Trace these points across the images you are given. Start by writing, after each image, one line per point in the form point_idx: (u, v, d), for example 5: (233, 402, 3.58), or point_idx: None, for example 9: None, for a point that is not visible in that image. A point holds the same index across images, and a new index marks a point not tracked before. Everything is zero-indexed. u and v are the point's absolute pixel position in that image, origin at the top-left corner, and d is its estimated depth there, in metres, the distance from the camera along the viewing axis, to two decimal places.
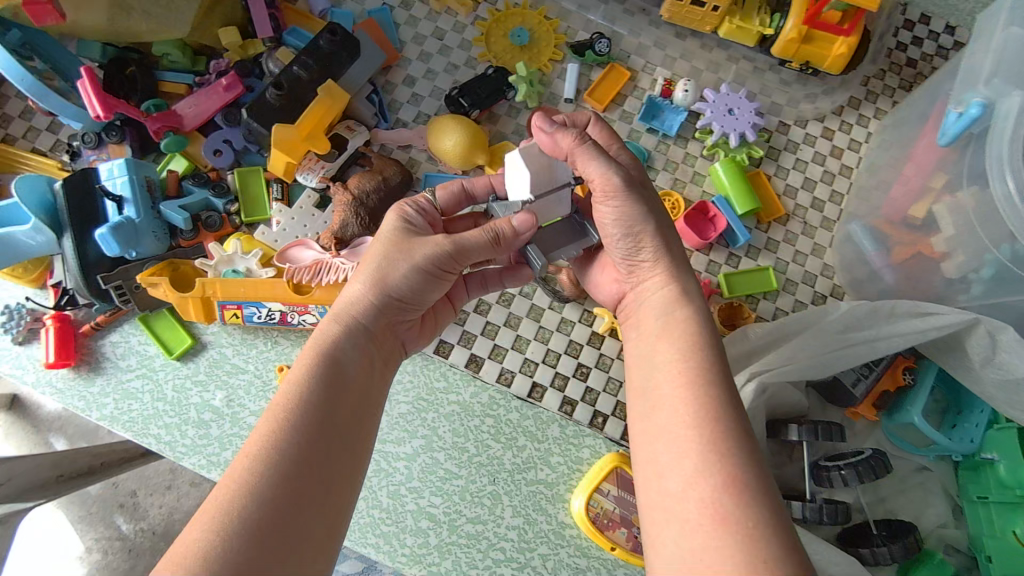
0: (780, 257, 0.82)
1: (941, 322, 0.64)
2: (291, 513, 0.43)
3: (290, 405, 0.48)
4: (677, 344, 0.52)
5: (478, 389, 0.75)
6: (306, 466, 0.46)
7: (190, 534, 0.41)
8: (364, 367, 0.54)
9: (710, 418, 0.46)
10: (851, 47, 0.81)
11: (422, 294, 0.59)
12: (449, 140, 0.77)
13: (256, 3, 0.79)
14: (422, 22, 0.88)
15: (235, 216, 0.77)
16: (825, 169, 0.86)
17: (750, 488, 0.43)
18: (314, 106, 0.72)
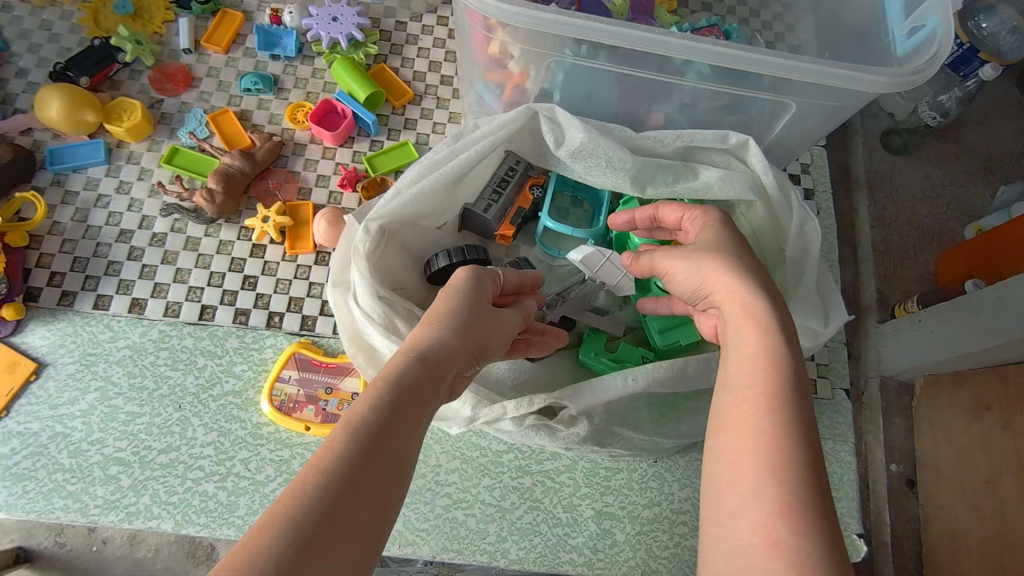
0: (420, 131, 0.88)
1: (501, 121, 0.73)
2: (338, 525, 0.38)
3: (361, 415, 0.44)
4: (753, 362, 0.49)
5: (146, 328, 0.75)
6: (352, 504, 0.40)
7: (247, 547, 0.35)
8: (429, 390, 0.50)
9: (778, 411, 0.45)
10: None
11: (482, 346, 0.56)
12: (53, 107, 0.78)
13: None
14: (25, 18, 0.89)
15: None
16: (447, 50, 0.94)
17: (808, 518, 0.39)
18: None
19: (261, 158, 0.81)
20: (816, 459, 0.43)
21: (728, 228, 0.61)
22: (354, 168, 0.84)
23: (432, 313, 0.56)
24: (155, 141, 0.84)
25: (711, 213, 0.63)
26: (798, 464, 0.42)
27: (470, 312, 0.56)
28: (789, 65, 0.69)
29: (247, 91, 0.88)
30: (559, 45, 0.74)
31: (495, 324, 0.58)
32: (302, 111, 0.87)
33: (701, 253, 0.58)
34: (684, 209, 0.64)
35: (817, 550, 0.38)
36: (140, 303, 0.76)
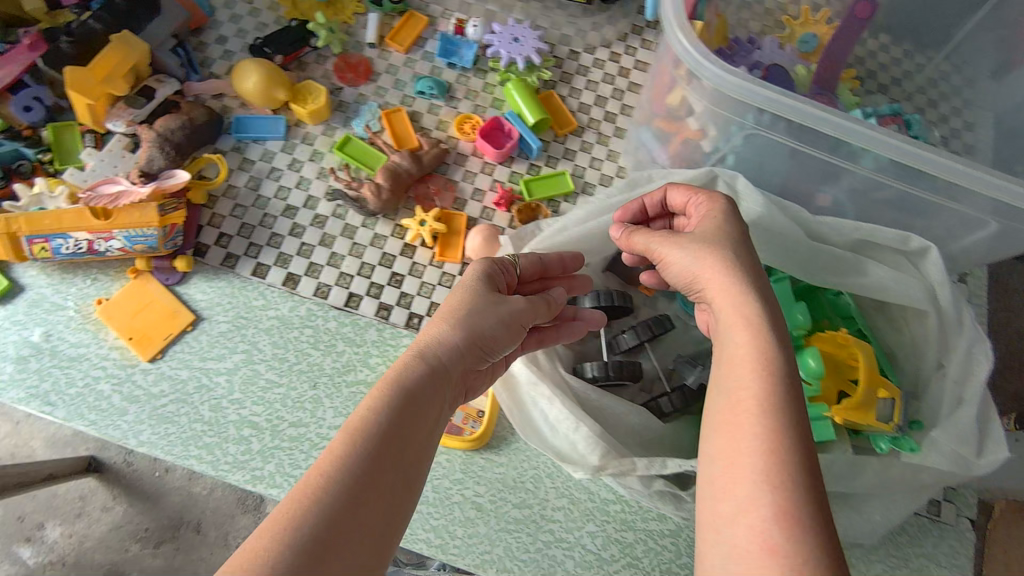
0: (577, 164, 0.89)
1: (684, 178, 0.73)
2: (342, 527, 0.44)
3: (371, 416, 0.50)
4: (746, 364, 0.51)
5: (296, 303, 0.79)
6: (359, 506, 0.45)
7: (255, 545, 0.41)
8: (435, 393, 0.55)
9: (774, 418, 0.47)
10: None
11: (497, 334, 0.61)
12: (250, 79, 0.83)
13: None
14: None
15: (48, 164, 0.80)
16: (615, 87, 0.95)
17: (801, 522, 0.42)
18: (107, 51, 0.76)
19: (427, 162, 0.84)
20: (813, 459, 0.45)
21: (733, 216, 0.62)
22: (509, 188, 0.86)
23: (437, 315, 0.60)
24: (330, 126, 0.88)
25: (714, 197, 0.64)
26: (796, 467, 0.44)
27: (489, 308, 0.61)
28: (972, 175, 0.67)
29: (420, 94, 0.91)
30: (749, 112, 0.74)
31: (515, 304, 0.62)
32: (469, 124, 0.89)
33: (693, 243, 0.60)
34: (691, 194, 0.66)
35: (813, 549, 0.40)
36: (294, 279, 0.80)
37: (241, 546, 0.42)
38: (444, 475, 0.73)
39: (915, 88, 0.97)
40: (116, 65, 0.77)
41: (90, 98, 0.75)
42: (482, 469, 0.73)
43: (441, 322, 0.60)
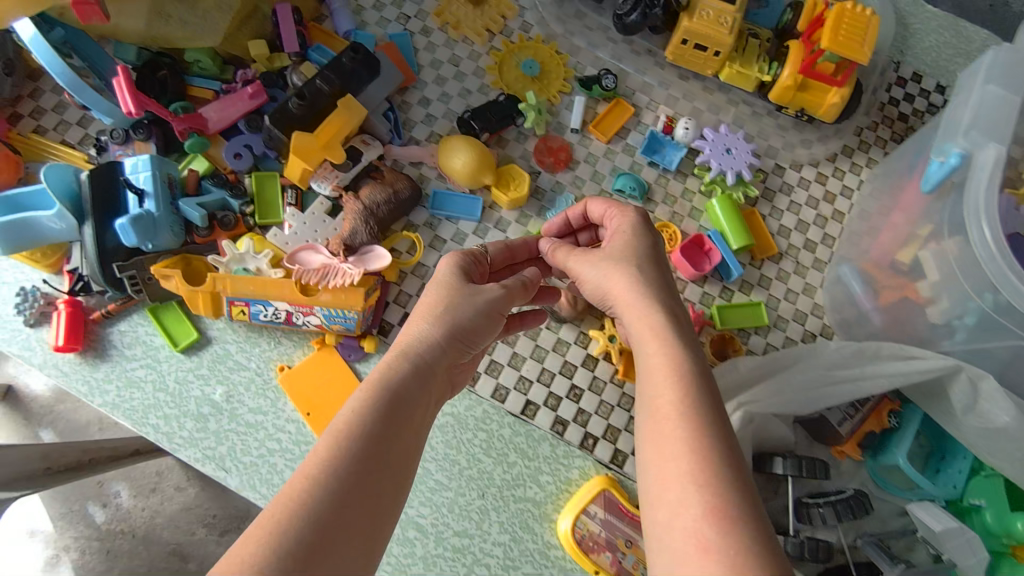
0: (772, 294, 0.84)
1: (924, 366, 0.67)
2: (333, 540, 0.43)
3: (353, 423, 0.49)
4: (659, 373, 0.52)
5: (473, 403, 0.77)
6: (345, 509, 0.45)
7: (244, 548, 0.41)
8: (419, 395, 0.54)
9: (699, 426, 0.48)
10: (843, 98, 0.83)
11: (474, 326, 0.59)
12: (459, 158, 0.80)
13: (284, 20, 0.82)
14: (439, 48, 0.92)
15: (249, 217, 0.79)
16: (818, 212, 0.89)
17: (736, 517, 0.43)
18: (331, 117, 0.75)
19: None
20: (739, 463, 0.47)
21: (644, 226, 0.64)
22: (700, 310, 0.82)
23: (416, 306, 0.60)
24: (525, 214, 0.84)
25: (628, 212, 0.66)
26: (726, 482, 0.45)
27: (456, 299, 0.60)
28: None
29: (618, 191, 0.87)
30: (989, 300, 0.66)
31: (491, 289, 0.61)
32: (666, 233, 0.85)
33: (607, 260, 0.61)
34: (610, 205, 0.67)
35: (746, 553, 0.41)
36: (473, 375, 0.78)
37: (232, 547, 0.42)
38: None
39: None
40: (337, 133, 0.75)
41: (310, 163, 0.74)
42: None
43: (421, 316, 0.59)
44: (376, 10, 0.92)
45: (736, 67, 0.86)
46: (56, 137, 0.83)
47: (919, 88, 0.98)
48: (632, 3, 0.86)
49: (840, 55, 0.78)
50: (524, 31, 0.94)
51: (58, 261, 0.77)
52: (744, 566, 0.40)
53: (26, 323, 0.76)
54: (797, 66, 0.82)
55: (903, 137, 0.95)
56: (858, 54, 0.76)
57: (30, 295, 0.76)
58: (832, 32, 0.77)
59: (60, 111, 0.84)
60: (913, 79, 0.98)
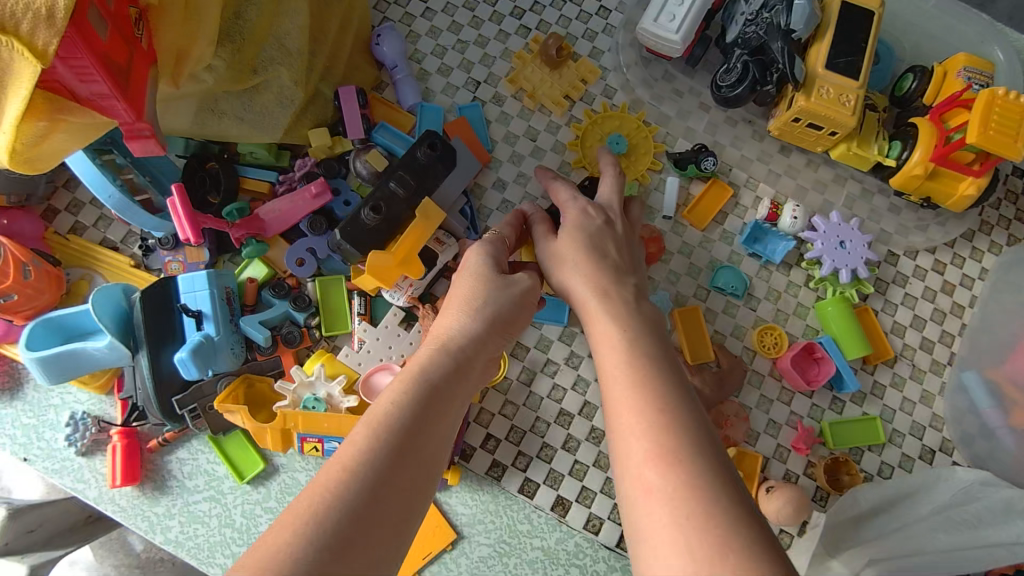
0: (887, 405, 0.77)
1: None
2: (367, 526, 0.38)
3: (391, 412, 0.44)
4: (623, 353, 0.48)
5: (564, 536, 0.70)
6: (381, 502, 0.40)
7: (269, 542, 0.36)
8: (458, 391, 0.49)
9: (664, 398, 0.43)
10: (980, 188, 0.74)
11: (512, 314, 0.55)
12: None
13: (348, 102, 0.73)
14: (514, 120, 0.83)
15: (314, 329, 0.72)
16: (935, 306, 0.81)
17: (714, 489, 0.38)
18: (409, 231, 0.67)
19: (729, 386, 0.73)
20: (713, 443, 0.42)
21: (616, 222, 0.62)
22: (810, 427, 0.75)
23: (453, 297, 0.55)
24: None
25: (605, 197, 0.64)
26: (687, 438, 0.41)
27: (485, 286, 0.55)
28: None
29: (717, 288, 0.78)
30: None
31: (519, 280, 0.56)
32: (770, 336, 0.77)
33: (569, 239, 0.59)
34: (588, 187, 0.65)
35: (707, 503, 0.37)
36: (564, 504, 0.71)
37: (258, 540, 0.37)
38: None
39: None
40: (414, 245, 0.67)
41: (387, 284, 0.66)
42: None
43: (453, 304, 0.54)
44: (443, 75, 0.84)
45: (854, 148, 0.77)
46: (96, 235, 0.75)
47: None
48: (738, 73, 0.77)
49: (987, 148, 0.69)
50: (607, 97, 0.85)
51: (108, 381, 0.71)
52: (722, 560, 0.35)
53: (78, 453, 0.70)
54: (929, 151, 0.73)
55: None
56: (1012, 152, 0.68)
57: (82, 423, 0.70)
58: (982, 123, 0.69)
59: (98, 205, 0.76)
60: None
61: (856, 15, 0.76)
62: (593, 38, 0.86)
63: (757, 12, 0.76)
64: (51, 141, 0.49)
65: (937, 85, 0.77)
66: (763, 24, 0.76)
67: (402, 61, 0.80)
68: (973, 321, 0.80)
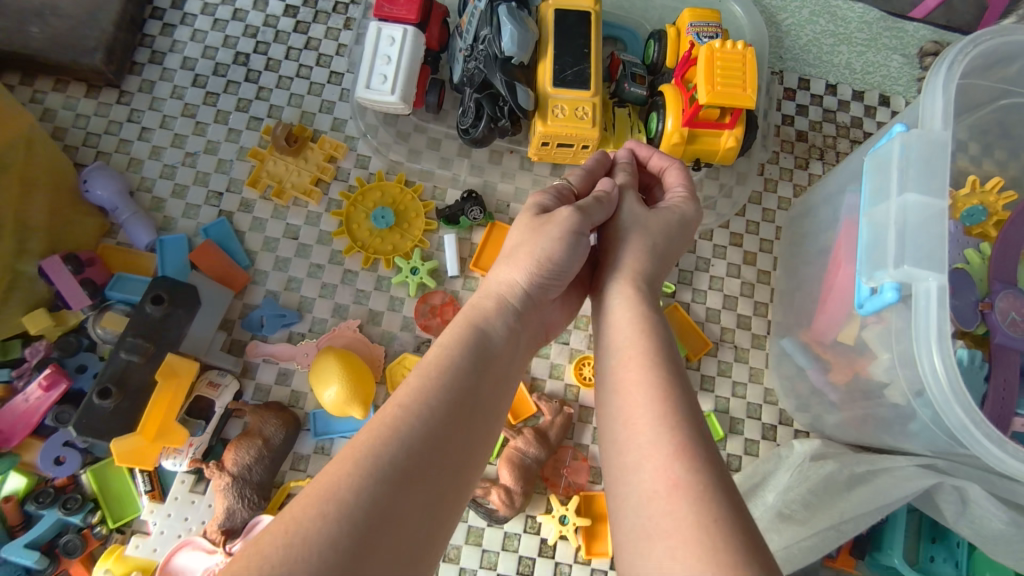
0: (720, 395, 0.76)
1: (907, 488, 0.61)
2: (403, 491, 0.38)
3: (430, 377, 0.45)
4: (629, 329, 0.51)
5: None
6: (428, 461, 0.41)
7: (301, 512, 0.35)
8: (506, 346, 0.51)
9: (662, 372, 0.47)
10: (739, 139, 0.74)
11: (569, 264, 0.55)
12: (332, 389, 0.66)
13: (58, 274, 0.66)
14: (269, 223, 0.77)
15: (99, 526, 0.63)
16: (742, 280, 0.81)
17: (700, 453, 0.41)
18: (153, 401, 0.61)
19: (555, 436, 0.71)
20: (728, 477, 0.40)
21: (685, 226, 0.60)
22: None
23: (509, 250, 0.56)
24: None
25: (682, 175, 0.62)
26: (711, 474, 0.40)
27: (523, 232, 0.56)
28: None
29: None
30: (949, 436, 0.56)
31: (564, 213, 0.54)
32: (589, 366, 0.75)
33: (640, 227, 0.57)
34: (672, 159, 0.63)
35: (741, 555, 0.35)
36: None
37: (285, 510, 0.36)
38: None
39: None
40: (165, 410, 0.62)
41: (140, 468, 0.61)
42: None
43: (507, 267, 0.55)
44: (178, 196, 0.77)
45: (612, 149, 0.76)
46: None
47: (810, 95, 0.89)
48: (473, 112, 0.73)
49: (724, 102, 0.69)
50: (362, 167, 0.80)
51: None
52: None
53: None
54: (679, 116, 0.73)
55: (807, 159, 0.86)
56: (744, 99, 0.68)
57: None
58: (709, 81, 0.68)
59: None
60: (800, 86, 0.89)
61: (573, 21, 0.74)
62: (330, 109, 0.81)
63: (473, 46, 0.73)
64: None
65: (673, 48, 0.77)
66: (481, 57, 0.72)
67: (122, 200, 0.73)
68: (779, 284, 0.80)
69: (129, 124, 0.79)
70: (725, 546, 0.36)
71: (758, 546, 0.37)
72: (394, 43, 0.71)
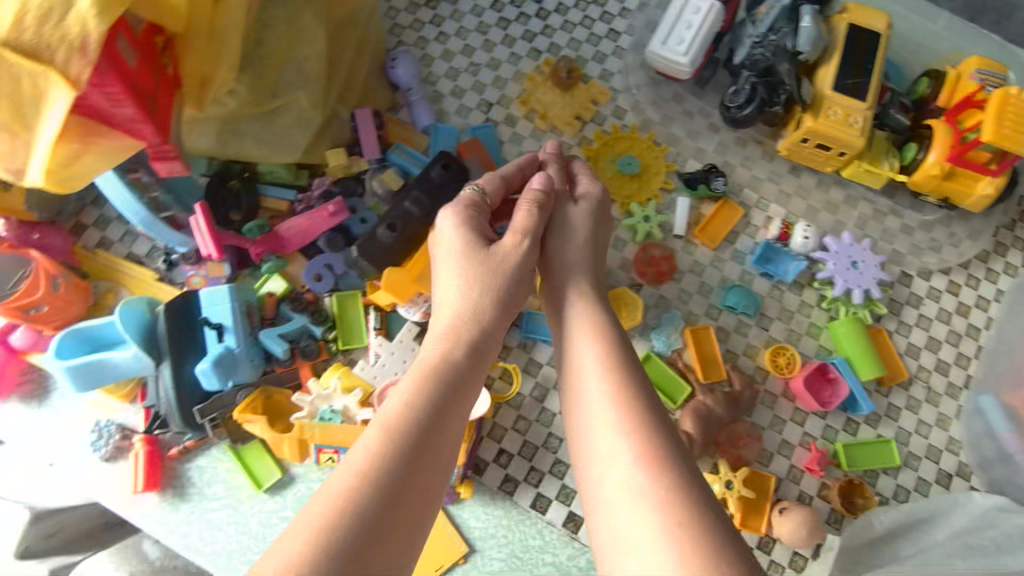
0: (902, 427, 0.76)
1: None
2: (367, 533, 0.41)
3: (413, 422, 0.47)
4: (585, 332, 0.57)
5: (576, 552, 0.71)
6: (399, 505, 0.43)
7: (307, 543, 0.39)
8: (460, 389, 0.51)
9: (632, 395, 0.51)
10: (998, 187, 0.75)
11: (517, 290, 0.60)
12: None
13: (365, 125, 0.75)
14: (526, 139, 0.84)
15: (331, 343, 0.74)
16: (950, 328, 0.80)
17: (665, 458, 0.47)
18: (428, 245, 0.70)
19: (740, 407, 0.75)
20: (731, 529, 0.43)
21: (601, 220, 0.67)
22: (823, 448, 0.74)
23: (457, 275, 0.59)
24: (627, 334, 0.78)
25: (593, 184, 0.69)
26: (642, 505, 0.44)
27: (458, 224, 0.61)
28: None
29: (729, 308, 0.79)
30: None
31: (514, 242, 0.60)
32: (783, 356, 0.77)
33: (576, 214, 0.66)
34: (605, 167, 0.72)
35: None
36: (575, 520, 0.72)
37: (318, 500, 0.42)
38: None
39: None
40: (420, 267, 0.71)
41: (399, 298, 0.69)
42: None
43: (466, 285, 0.58)
44: (455, 96, 0.86)
45: (865, 165, 0.78)
46: (122, 250, 0.79)
47: None
48: (747, 95, 0.77)
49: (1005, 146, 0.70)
50: (618, 118, 0.86)
51: (131, 391, 0.75)
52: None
53: (102, 459, 0.73)
54: (946, 150, 0.75)
55: None
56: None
57: (105, 431, 0.74)
58: (996, 121, 0.69)
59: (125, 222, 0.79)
60: None
61: (866, 38, 0.77)
62: (603, 59, 0.88)
63: (764, 34, 0.76)
64: (85, 159, 0.52)
65: (950, 88, 0.78)
66: (770, 46, 0.75)
67: (417, 83, 0.82)
68: (989, 343, 0.79)
69: (430, 25, 0.88)
70: (720, 541, 0.42)
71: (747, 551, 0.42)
72: (698, 12, 0.76)
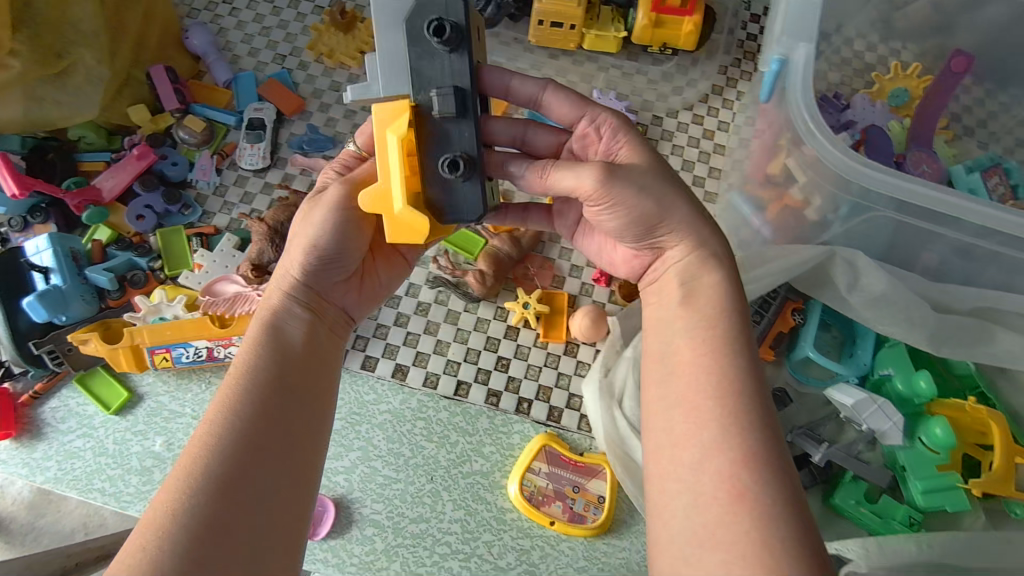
0: None
1: (802, 257, 0.72)
2: (248, 466, 0.48)
3: (243, 372, 0.53)
4: (681, 273, 0.57)
5: (407, 396, 0.79)
6: (261, 437, 0.50)
7: (169, 487, 0.46)
8: (308, 341, 0.59)
9: (730, 392, 0.49)
10: (698, 24, 0.92)
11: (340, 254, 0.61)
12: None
13: (160, 80, 0.88)
14: (319, 78, 0.98)
15: (159, 271, 0.83)
16: (700, 150, 0.95)
17: (766, 461, 0.46)
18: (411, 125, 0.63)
19: (526, 243, 0.84)
20: (779, 446, 0.47)
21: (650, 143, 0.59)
22: None
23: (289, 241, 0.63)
24: None
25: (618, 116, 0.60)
26: (760, 441, 0.47)
27: (622, 220, 0.57)
28: None
29: None
30: (890, 202, 0.71)
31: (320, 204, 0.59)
32: None
33: (623, 175, 0.54)
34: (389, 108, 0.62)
35: (775, 497, 0.44)
36: (403, 370, 0.80)
37: (186, 450, 0.48)
38: (568, 564, 0.72)
39: (1005, 129, 0.95)
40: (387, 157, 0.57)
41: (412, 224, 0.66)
42: (606, 555, 0.72)
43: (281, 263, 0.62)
44: (252, 56, 0.98)
45: (595, 32, 0.95)
46: None
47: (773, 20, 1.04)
48: None
49: None
50: None
51: None
52: (763, 504, 0.44)
53: None
54: (648, 5, 0.91)
55: None
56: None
57: None
58: None
59: None
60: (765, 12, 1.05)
61: None
62: None
63: None
64: None
65: None
66: None
67: (211, 48, 0.95)
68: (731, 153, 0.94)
69: (223, 5, 1.01)
70: (785, 558, 0.41)
71: (754, 493, 0.44)
72: None
